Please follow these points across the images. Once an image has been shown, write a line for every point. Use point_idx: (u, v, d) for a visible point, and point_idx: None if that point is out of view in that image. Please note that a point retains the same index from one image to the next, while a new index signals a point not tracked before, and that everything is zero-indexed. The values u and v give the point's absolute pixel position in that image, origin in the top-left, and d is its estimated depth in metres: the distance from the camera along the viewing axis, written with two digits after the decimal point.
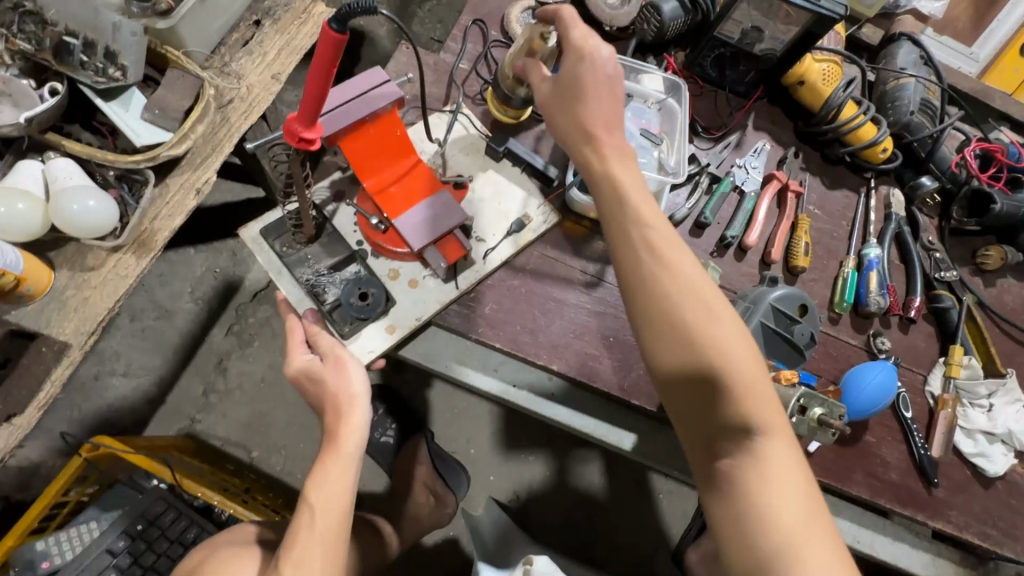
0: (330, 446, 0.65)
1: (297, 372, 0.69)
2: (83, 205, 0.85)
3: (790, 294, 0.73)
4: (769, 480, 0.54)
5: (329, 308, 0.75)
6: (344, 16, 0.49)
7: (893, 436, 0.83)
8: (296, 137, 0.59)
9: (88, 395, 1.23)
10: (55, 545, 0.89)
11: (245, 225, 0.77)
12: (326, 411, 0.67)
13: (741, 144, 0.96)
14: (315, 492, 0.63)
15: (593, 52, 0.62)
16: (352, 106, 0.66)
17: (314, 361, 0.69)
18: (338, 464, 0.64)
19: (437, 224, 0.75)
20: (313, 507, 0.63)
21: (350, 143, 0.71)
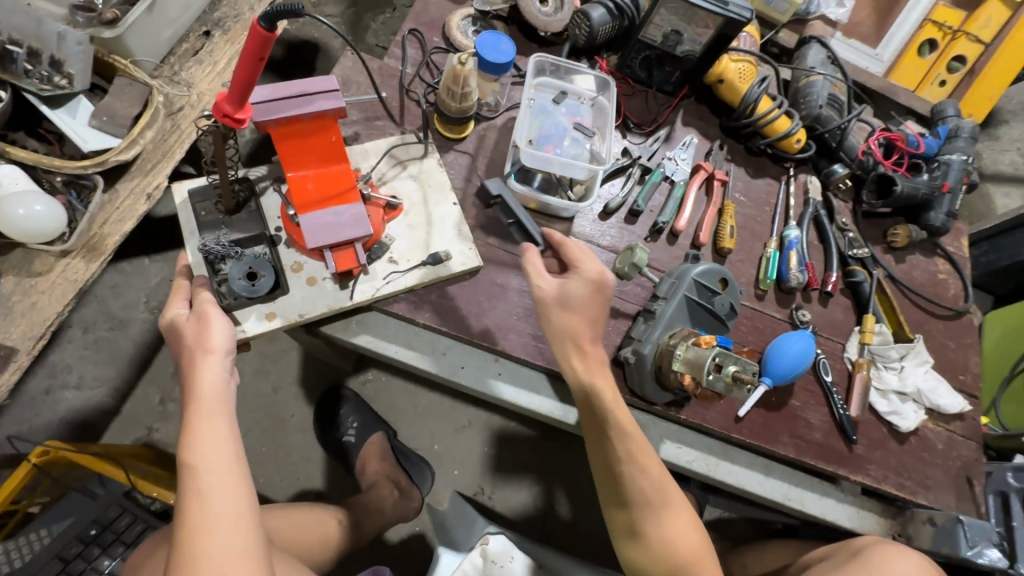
0: (193, 404, 0.63)
1: (165, 326, 0.69)
2: (29, 210, 0.85)
3: (711, 269, 0.79)
4: (670, 566, 0.69)
5: (219, 279, 0.76)
6: (269, 17, 0.55)
7: (816, 399, 0.90)
8: (223, 113, 0.65)
9: (39, 409, 1.21)
10: (4, 554, 0.88)
11: (177, 182, 0.81)
12: (183, 367, 0.66)
13: (670, 138, 1.03)
14: (195, 451, 0.61)
15: (599, 274, 0.73)
16: (288, 102, 0.70)
17: (183, 316, 0.69)
18: (211, 415, 0.63)
19: (340, 232, 0.76)
20: (200, 464, 0.61)
21: (281, 133, 0.73)
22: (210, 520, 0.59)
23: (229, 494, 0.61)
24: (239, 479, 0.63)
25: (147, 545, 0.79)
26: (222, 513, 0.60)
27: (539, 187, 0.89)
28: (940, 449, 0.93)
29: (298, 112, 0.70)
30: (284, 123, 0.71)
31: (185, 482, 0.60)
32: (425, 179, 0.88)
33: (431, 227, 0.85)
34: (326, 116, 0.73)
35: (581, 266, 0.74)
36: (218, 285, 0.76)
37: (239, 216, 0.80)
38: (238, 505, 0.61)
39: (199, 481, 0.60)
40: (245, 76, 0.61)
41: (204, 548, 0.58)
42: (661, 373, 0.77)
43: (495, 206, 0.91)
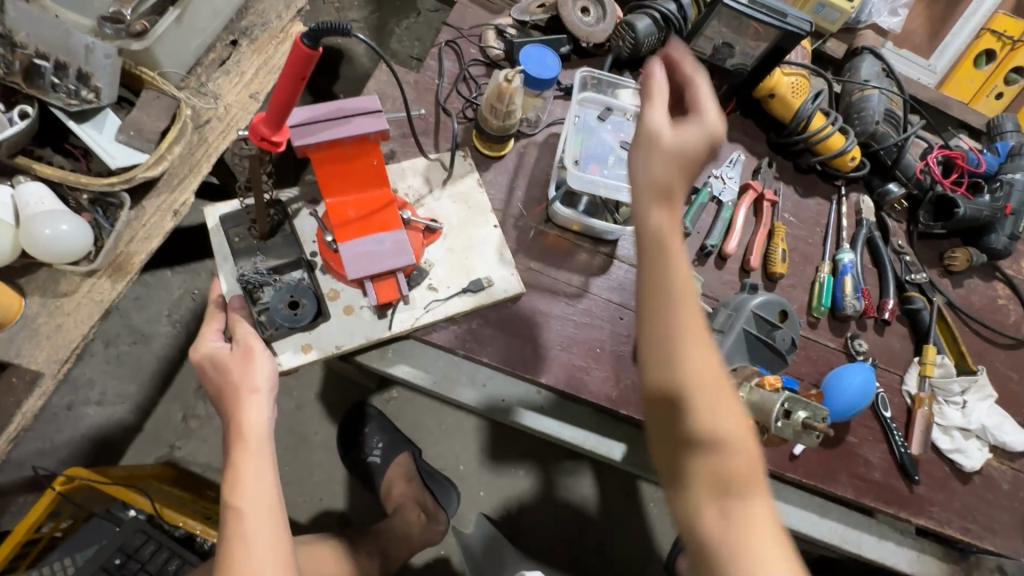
0: (239, 444, 0.62)
1: (199, 361, 0.67)
2: (55, 230, 0.82)
3: (770, 300, 0.74)
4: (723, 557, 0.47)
5: (258, 308, 0.73)
6: (314, 35, 0.52)
7: (874, 435, 0.85)
8: (261, 137, 0.62)
9: (61, 425, 1.19)
10: None
11: (209, 206, 0.78)
12: (224, 406, 0.64)
13: (717, 156, 0.99)
14: (242, 494, 0.59)
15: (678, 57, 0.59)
16: (328, 124, 0.66)
17: (222, 349, 0.67)
18: (257, 456, 0.62)
19: (380, 262, 0.74)
20: (247, 506, 0.59)
21: (320, 156, 0.69)
22: (253, 565, 0.57)
23: (273, 540, 0.59)
24: (282, 523, 0.61)
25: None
26: (266, 559, 0.58)
27: (585, 209, 0.85)
28: (1005, 489, 0.87)
29: (341, 136, 0.66)
30: (325, 147, 0.67)
31: (229, 526, 0.58)
32: (464, 200, 0.84)
33: (470, 252, 0.82)
34: (368, 139, 0.69)
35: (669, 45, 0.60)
36: (257, 314, 0.73)
37: (275, 241, 0.77)
38: (282, 550, 0.59)
39: (245, 526, 0.58)
40: (285, 97, 0.58)
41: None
42: None
43: (537, 227, 0.86)
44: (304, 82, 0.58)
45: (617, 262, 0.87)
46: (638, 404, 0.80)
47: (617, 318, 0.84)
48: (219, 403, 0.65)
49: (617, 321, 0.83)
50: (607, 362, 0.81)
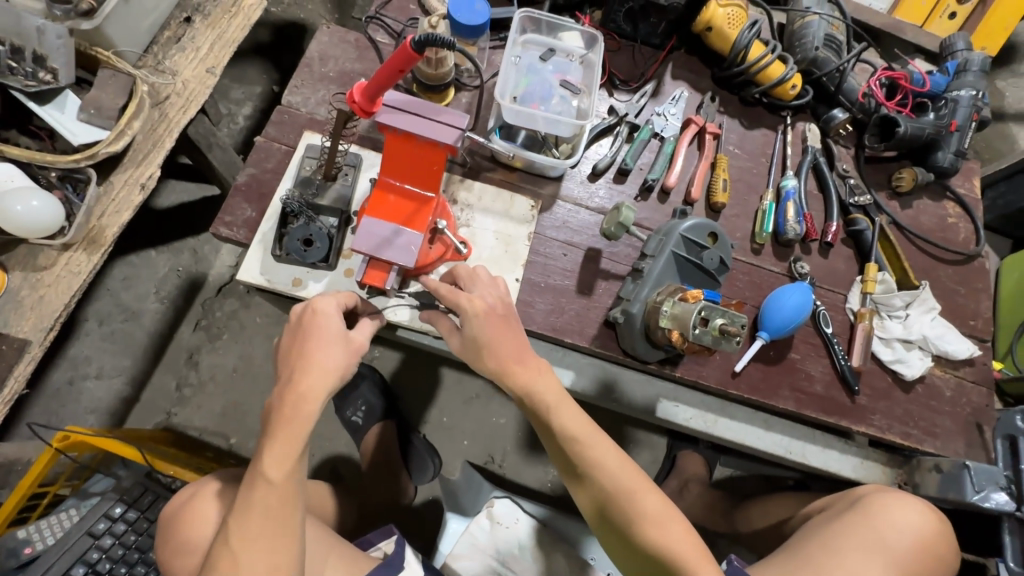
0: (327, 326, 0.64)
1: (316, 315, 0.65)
2: (26, 206, 0.88)
3: (699, 223, 0.78)
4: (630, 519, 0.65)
5: (284, 230, 0.78)
6: (423, 43, 0.56)
7: (817, 351, 0.89)
8: (354, 101, 0.67)
9: (64, 399, 1.27)
10: (36, 532, 0.92)
11: (310, 132, 0.85)
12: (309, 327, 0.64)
13: (659, 94, 1.00)
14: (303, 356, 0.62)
15: (482, 308, 0.67)
16: (411, 116, 0.66)
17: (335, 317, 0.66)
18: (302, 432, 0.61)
19: (380, 251, 0.70)
20: (272, 480, 0.60)
21: (395, 141, 0.69)
22: (257, 541, 0.59)
23: (286, 520, 0.61)
24: (292, 503, 0.62)
25: (177, 498, 0.81)
26: (268, 530, 0.60)
27: (523, 144, 0.87)
28: (948, 396, 0.91)
29: (414, 131, 0.66)
30: (399, 135, 0.68)
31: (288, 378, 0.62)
32: (507, 242, 0.84)
33: None
34: (438, 147, 0.68)
35: (464, 305, 0.67)
36: (279, 235, 0.78)
37: (333, 187, 0.80)
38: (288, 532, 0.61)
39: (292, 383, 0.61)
40: (384, 79, 0.63)
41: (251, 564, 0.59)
42: (650, 331, 0.77)
43: (480, 170, 0.89)
44: (402, 76, 0.62)
45: (559, 202, 0.90)
46: (582, 333, 0.84)
47: (561, 255, 0.87)
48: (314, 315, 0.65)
49: (560, 258, 0.87)
50: (552, 295, 0.85)
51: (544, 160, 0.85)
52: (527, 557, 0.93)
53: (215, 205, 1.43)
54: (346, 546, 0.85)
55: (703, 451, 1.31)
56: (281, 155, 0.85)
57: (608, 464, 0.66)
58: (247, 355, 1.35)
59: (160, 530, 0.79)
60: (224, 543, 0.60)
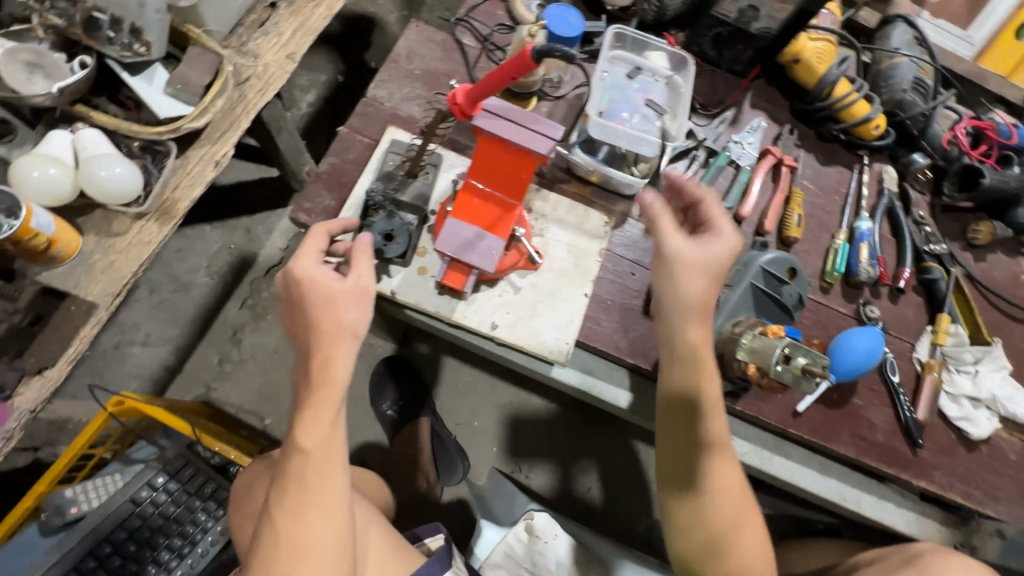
0: (333, 291, 0.62)
1: (304, 280, 0.63)
2: (110, 172, 0.89)
3: (779, 257, 0.77)
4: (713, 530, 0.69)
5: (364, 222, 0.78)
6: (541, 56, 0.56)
7: (881, 399, 0.87)
8: (455, 102, 0.67)
9: (110, 362, 1.29)
10: (82, 492, 0.91)
11: (393, 126, 0.85)
12: (304, 300, 0.62)
13: (737, 121, 0.99)
14: (321, 321, 0.61)
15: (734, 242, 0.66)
16: (507, 122, 0.66)
17: (327, 275, 0.63)
18: (328, 403, 0.61)
19: (464, 254, 0.72)
20: (306, 450, 0.61)
21: (487, 144, 0.69)
22: (297, 511, 0.61)
23: (320, 492, 0.61)
24: (329, 472, 0.62)
25: (251, 469, 0.83)
26: (306, 500, 0.61)
27: (603, 159, 0.87)
28: (1013, 460, 0.88)
29: (507, 139, 0.66)
30: (493, 140, 0.67)
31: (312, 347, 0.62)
32: (578, 255, 0.84)
33: (549, 298, 0.81)
34: (529, 156, 0.67)
35: (718, 227, 0.66)
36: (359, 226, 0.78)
37: (415, 184, 0.81)
38: (323, 502, 0.62)
39: (318, 350, 0.61)
40: (492, 84, 0.62)
41: (288, 532, 0.60)
42: (722, 362, 0.75)
43: (556, 180, 0.89)
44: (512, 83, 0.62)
45: (630, 220, 0.89)
46: (645, 355, 0.83)
47: (629, 274, 0.86)
48: (294, 280, 0.63)
49: (628, 277, 0.86)
50: (618, 313, 0.84)
51: (624, 178, 0.84)
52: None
53: (272, 187, 1.45)
54: (396, 537, 0.84)
55: None
56: (363, 147, 0.86)
57: (727, 457, 0.69)
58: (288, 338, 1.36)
59: (233, 498, 0.82)
60: (269, 515, 0.62)
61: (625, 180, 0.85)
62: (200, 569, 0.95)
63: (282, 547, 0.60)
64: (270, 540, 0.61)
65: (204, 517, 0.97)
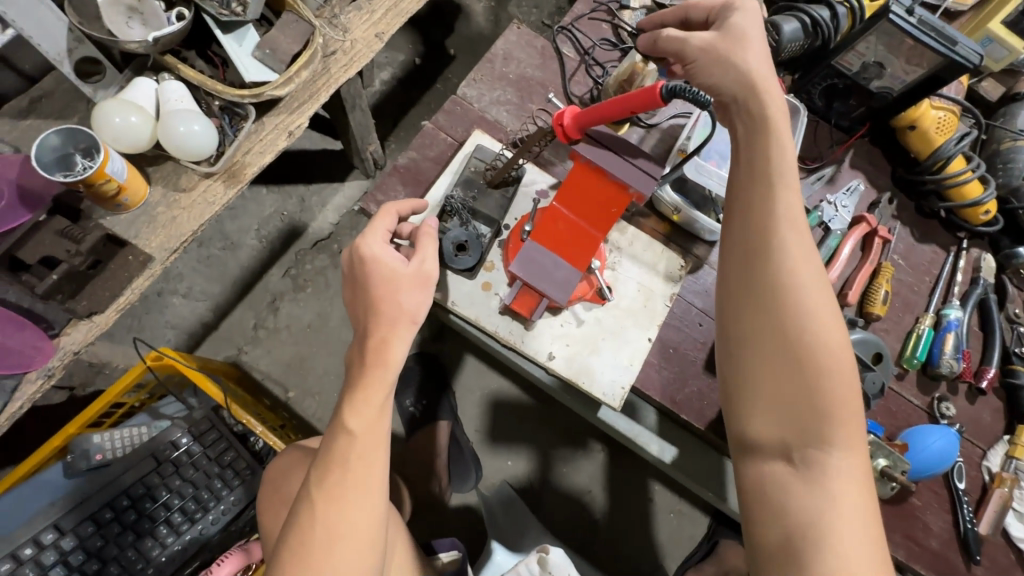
0: (394, 268, 0.61)
1: (367, 260, 0.61)
2: (189, 129, 0.88)
3: (868, 339, 0.74)
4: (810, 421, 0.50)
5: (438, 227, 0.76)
6: (674, 93, 0.53)
7: (940, 503, 0.81)
8: (560, 122, 0.63)
9: (150, 308, 1.29)
10: (109, 440, 0.92)
11: (479, 130, 0.82)
12: (362, 282, 0.61)
13: (834, 180, 0.94)
14: (383, 297, 0.60)
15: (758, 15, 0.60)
16: (610, 152, 0.62)
17: (393, 258, 0.62)
18: (379, 384, 0.58)
19: (537, 279, 0.69)
20: (353, 433, 0.57)
21: (581, 169, 0.66)
22: (337, 500, 0.55)
23: (362, 479, 0.56)
24: (374, 458, 0.57)
25: (285, 455, 0.84)
26: (347, 488, 0.56)
27: (692, 200, 0.82)
28: None
29: (608, 169, 0.62)
30: (590, 167, 0.64)
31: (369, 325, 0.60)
32: (648, 296, 0.80)
33: (611, 337, 0.77)
34: (626, 190, 0.64)
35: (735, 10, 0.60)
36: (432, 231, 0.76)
37: (494, 196, 0.78)
38: (365, 486, 0.56)
39: (376, 328, 0.60)
40: (610, 110, 0.59)
41: (327, 520, 0.55)
42: None
43: (637, 212, 0.85)
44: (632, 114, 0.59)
45: (707, 266, 0.84)
46: (699, 413, 0.78)
47: (696, 324, 0.82)
48: (358, 259, 0.62)
49: (695, 327, 0.82)
50: (678, 363, 0.80)
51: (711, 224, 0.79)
52: None
53: (333, 160, 1.44)
54: (413, 548, 0.82)
55: None
56: (445, 147, 0.83)
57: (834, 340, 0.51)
58: (325, 314, 1.35)
59: (267, 482, 0.82)
60: (304, 503, 0.56)
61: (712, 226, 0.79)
62: (210, 535, 0.95)
63: (318, 535, 0.54)
64: (304, 527, 0.55)
65: (220, 485, 0.97)
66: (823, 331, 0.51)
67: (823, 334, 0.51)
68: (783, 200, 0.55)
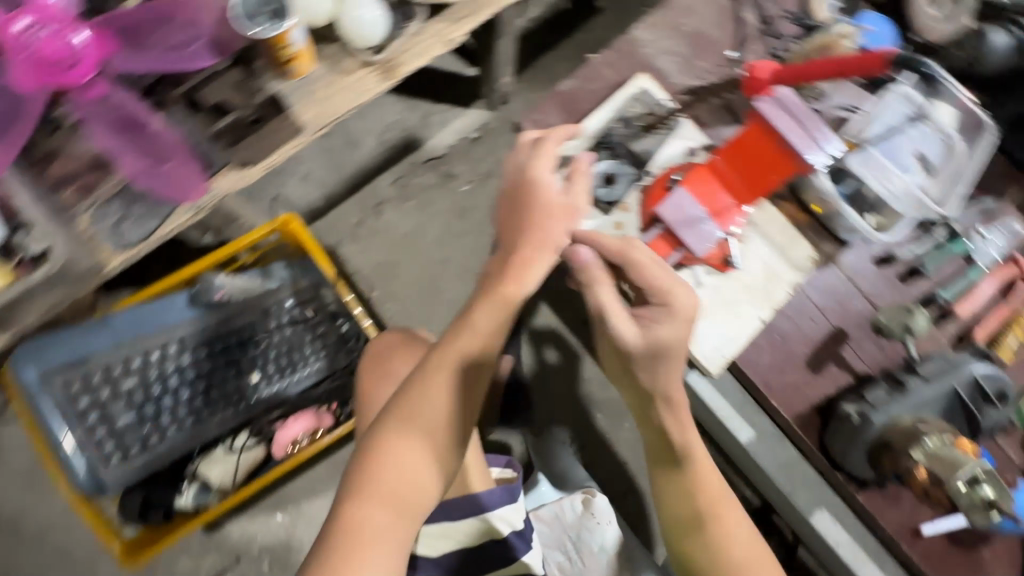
0: (546, 206, 0.70)
1: (535, 178, 0.71)
2: (368, 15, 0.94)
3: (994, 374, 0.72)
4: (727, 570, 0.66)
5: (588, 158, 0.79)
6: None
7: (1012, 564, 0.78)
8: None
9: (269, 182, 1.38)
10: (228, 284, 0.99)
11: (645, 75, 0.83)
12: (529, 207, 0.70)
13: (992, 214, 0.88)
14: (539, 224, 0.69)
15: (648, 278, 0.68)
16: (794, 120, 0.65)
17: (553, 182, 0.71)
18: (509, 300, 0.69)
19: (681, 229, 0.73)
20: (477, 328, 0.69)
21: (754, 131, 0.68)
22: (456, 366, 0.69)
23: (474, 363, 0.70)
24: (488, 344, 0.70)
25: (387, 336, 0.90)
26: (466, 356, 0.69)
27: (845, 194, 0.80)
28: None
29: (784, 134, 0.65)
30: (766, 131, 0.67)
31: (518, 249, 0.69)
32: (772, 278, 0.80)
33: (725, 306, 0.78)
34: (793, 160, 0.67)
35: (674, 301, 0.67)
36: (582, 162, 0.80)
37: (648, 141, 0.80)
38: (468, 352, 0.70)
39: (530, 250, 0.69)
40: None
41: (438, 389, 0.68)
42: (878, 448, 0.72)
43: (783, 194, 0.83)
44: None
45: (835, 267, 0.82)
46: (790, 403, 0.78)
47: (809, 319, 0.80)
48: (525, 184, 0.70)
49: (807, 321, 0.80)
50: (782, 351, 0.79)
51: (858, 220, 0.77)
52: (602, 560, 0.89)
53: (463, 84, 1.46)
54: (474, 449, 0.87)
55: None
56: (607, 84, 0.83)
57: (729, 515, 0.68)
58: (422, 230, 1.41)
59: (370, 364, 0.87)
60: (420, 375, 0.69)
61: (858, 222, 0.77)
62: (292, 393, 1.01)
63: (421, 415, 0.67)
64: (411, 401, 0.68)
65: (309, 352, 1.03)
66: (703, 484, 0.67)
67: (711, 496, 0.67)
68: (579, 421, 0.66)
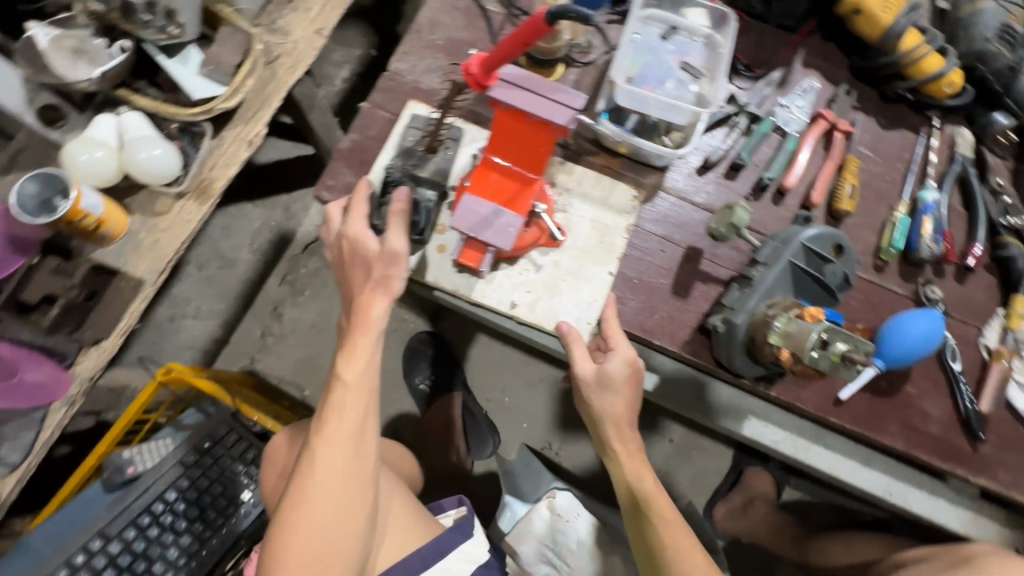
0: (360, 258, 0.68)
1: (348, 238, 0.69)
2: (150, 154, 0.93)
3: (823, 233, 0.71)
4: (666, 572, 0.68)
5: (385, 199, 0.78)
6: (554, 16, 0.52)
7: (938, 389, 0.79)
8: (470, 71, 0.64)
9: (164, 333, 1.37)
10: (138, 453, 0.97)
11: (413, 102, 0.84)
12: (348, 275, 0.69)
13: (785, 83, 0.90)
14: (366, 295, 0.67)
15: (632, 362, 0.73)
16: (525, 92, 0.61)
17: (368, 236, 0.68)
18: (365, 343, 0.66)
19: (480, 232, 0.72)
20: (346, 381, 0.66)
21: (501, 116, 0.65)
22: (337, 443, 0.65)
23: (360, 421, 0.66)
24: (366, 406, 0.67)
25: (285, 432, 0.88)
26: (349, 426, 0.65)
27: (632, 129, 0.82)
28: None
29: (526, 110, 0.61)
30: (510, 112, 0.63)
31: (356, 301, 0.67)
32: (602, 232, 0.81)
33: (570, 278, 0.79)
34: (549, 127, 0.63)
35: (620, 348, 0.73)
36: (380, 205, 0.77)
37: (434, 160, 0.80)
38: (347, 419, 0.66)
39: (366, 317, 0.66)
40: (507, 50, 0.59)
41: (325, 461, 0.64)
42: (753, 346, 0.72)
43: (586, 148, 0.84)
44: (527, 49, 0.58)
45: (662, 193, 0.84)
46: (673, 336, 0.79)
47: (658, 251, 0.82)
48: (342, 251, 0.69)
49: (657, 254, 0.82)
50: (644, 292, 0.80)
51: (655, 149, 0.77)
52: (583, 554, 0.92)
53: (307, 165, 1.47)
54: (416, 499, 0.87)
55: (774, 471, 1.25)
56: (384, 123, 0.85)
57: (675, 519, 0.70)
58: (326, 314, 1.41)
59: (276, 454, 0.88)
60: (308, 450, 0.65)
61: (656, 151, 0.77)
62: (243, 527, 1.01)
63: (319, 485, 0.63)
64: (307, 473, 0.64)
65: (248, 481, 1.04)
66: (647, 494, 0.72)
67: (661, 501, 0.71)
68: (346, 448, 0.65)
